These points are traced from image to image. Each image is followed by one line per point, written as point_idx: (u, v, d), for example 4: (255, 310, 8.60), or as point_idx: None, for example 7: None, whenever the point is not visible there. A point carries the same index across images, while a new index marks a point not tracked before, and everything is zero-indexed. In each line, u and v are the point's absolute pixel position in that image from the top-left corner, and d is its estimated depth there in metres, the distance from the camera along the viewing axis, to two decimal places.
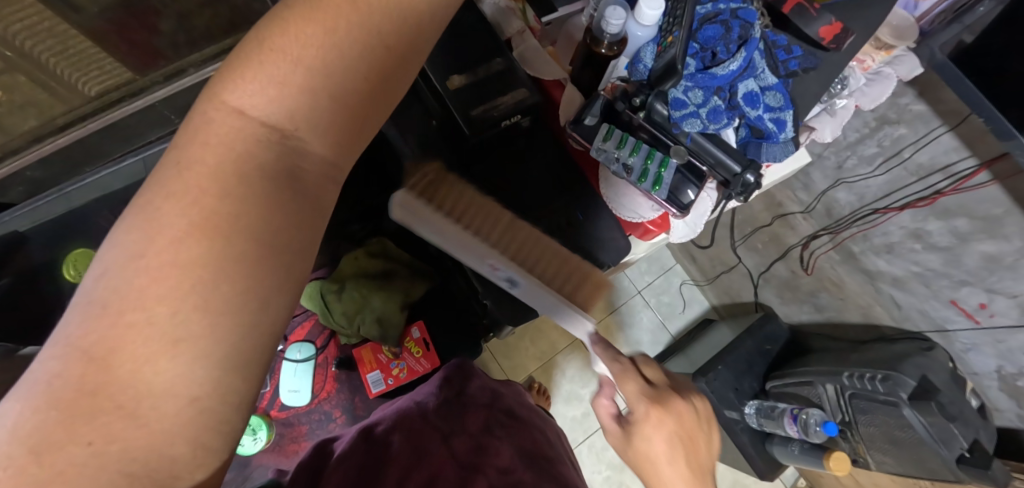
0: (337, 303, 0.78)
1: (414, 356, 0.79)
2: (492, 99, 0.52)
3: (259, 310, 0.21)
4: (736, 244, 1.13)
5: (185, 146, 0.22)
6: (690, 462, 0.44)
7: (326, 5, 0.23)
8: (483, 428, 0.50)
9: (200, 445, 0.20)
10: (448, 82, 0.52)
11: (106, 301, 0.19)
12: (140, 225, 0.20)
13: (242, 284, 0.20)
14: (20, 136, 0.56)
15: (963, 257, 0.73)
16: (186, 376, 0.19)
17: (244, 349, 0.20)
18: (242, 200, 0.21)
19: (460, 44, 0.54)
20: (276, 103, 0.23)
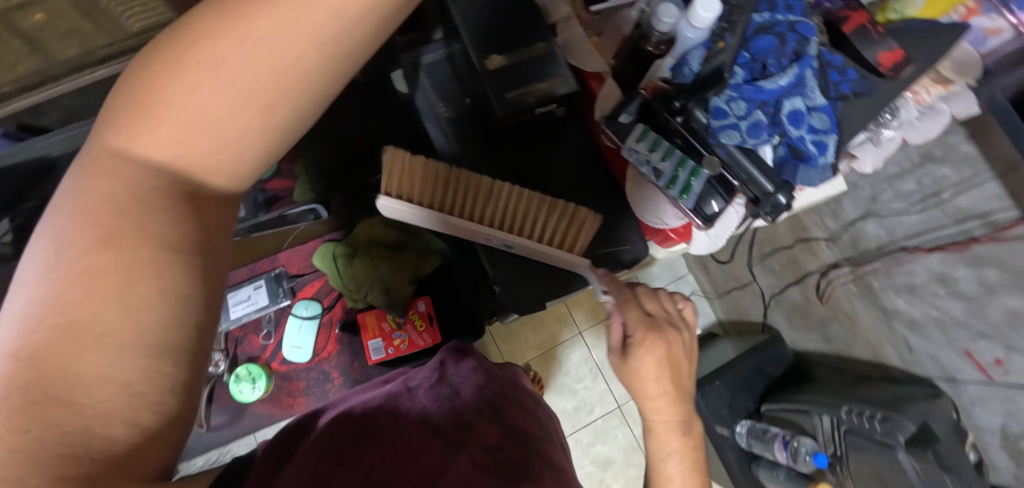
0: (349, 268, 0.78)
1: (416, 329, 0.80)
2: (528, 85, 0.51)
3: (178, 305, 0.23)
4: (754, 262, 1.13)
5: (82, 181, 0.23)
6: (675, 385, 0.47)
7: (199, 52, 0.23)
8: (474, 410, 0.50)
9: (136, 425, 0.21)
10: (488, 61, 0.51)
11: (25, 312, 0.20)
12: (48, 246, 0.21)
13: (155, 285, 0.22)
14: (68, 63, 0.60)
15: (988, 309, 0.70)
16: (115, 366, 0.20)
17: (170, 341, 0.22)
18: (143, 219, 0.23)
19: (504, 22, 0.52)
20: (165, 145, 0.24)
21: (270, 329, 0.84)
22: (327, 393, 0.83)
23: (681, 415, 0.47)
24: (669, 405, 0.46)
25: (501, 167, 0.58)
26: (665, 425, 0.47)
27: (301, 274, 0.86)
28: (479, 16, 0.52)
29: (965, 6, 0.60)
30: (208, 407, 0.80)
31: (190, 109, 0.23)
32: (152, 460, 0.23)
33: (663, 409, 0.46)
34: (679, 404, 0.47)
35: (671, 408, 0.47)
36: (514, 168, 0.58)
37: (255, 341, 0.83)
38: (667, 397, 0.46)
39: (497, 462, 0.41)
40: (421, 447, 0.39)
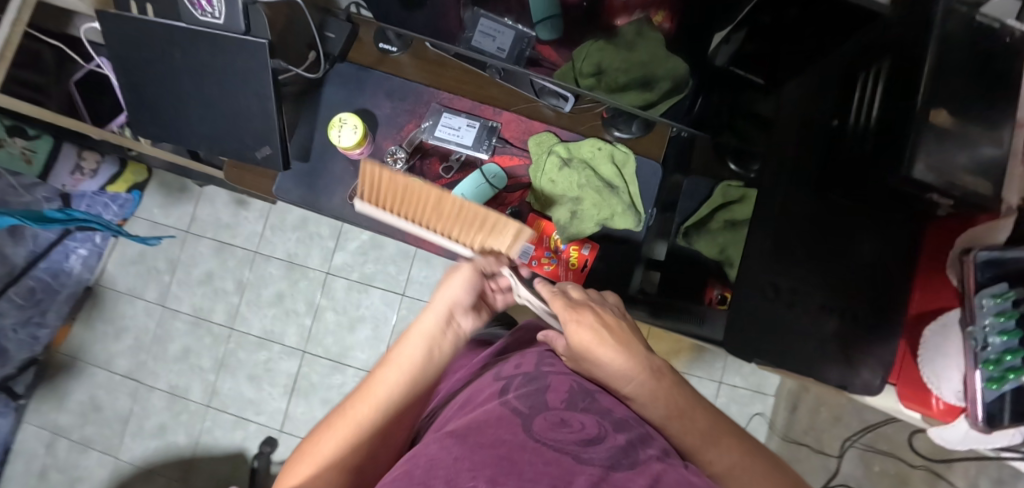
0: (556, 172, 0.78)
1: (567, 264, 0.79)
2: (958, 174, 0.42)
3: (367, 433, 0.44)
4: (849, 444, 1.05)
5: (309, 454, 0.43)
6: (648, 375, 0.50)
7: (348, 422, 0.44)
8: (568, 403, 0.44)
9: (374, 456, 0.44)
10: (935, 112, 0.40)
11: (326, 464, 0.41)
12: (316, 455, 0.42)
13: (355, 436, 0.43)
14: None
15: None
16: (349, 451, 0.42)
17: (365, 441, 0.43)
18: (346, 443, 0.43)
19: (981, 78, 0.41)
20: (346, 434, 0.43)
21: (453, 167, 0.85)
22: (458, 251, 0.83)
23: (677, 395, 0.49)
24: (661, 408, 0.48)
25: (834, 201, 0.52)
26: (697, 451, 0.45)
27: (511, 143, 0.84)
28: (939, 46, 0.40)
29: None
30: None
31: (350, 424, 0.44)
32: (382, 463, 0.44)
33: (665, 410, 0.48)
34: (675, 394, 0.49)
35: (672, 401, 0.48)
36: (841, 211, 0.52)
37: (437, 166, 0.85)
38: (643, 376, 0.50)
39: (602, 453, 0.37)
40: (523, 450, 0.36)
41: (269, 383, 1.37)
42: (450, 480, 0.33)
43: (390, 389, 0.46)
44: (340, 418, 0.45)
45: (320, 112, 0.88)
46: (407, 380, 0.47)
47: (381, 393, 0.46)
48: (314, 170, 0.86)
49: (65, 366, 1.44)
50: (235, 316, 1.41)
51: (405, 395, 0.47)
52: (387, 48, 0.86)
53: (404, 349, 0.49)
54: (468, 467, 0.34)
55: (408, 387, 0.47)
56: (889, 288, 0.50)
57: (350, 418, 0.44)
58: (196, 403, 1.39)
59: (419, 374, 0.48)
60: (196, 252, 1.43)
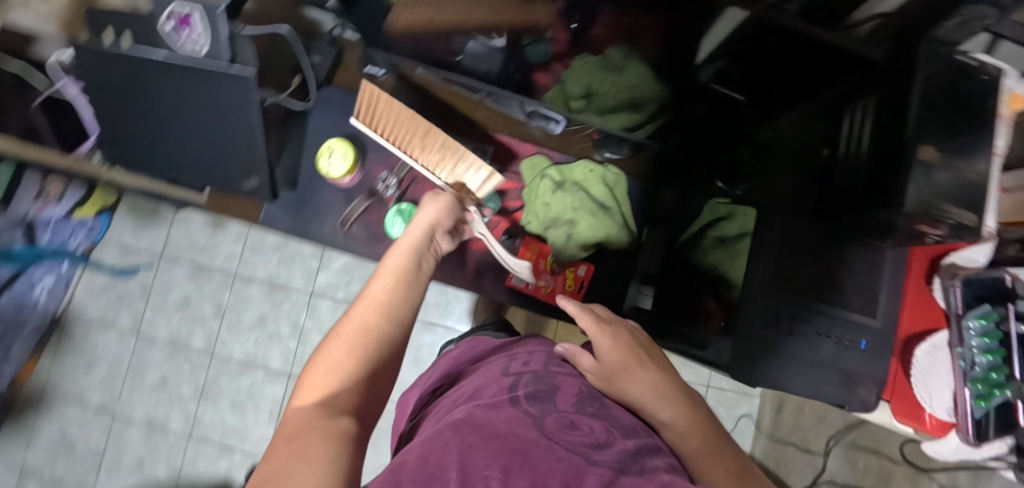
0: (550, 195, 0.78)
1: (563, 286, 0.78)
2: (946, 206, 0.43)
3: (374, 341, 0.45)
4: (833, 444, 1.07)
5: (315, 365, 0.42)
6: (685, 412, 0.49)
7: (348, 332, 0.45)
8: (576, 406, 0.45)
9: (380, 360, 0.44)
10: (922, 150, 0.42)
11: (336, 372, 0.41)
12: (323, 363, 0.42)
13: (360, 342, 0.44)
14: None
15: None
16: (355, 357, 0.43)
17: (372, 349, 0.44)
18: (353, 349, 0.43)
19: (960, 112, 0.43)
20: (351, 344, 0.43)
21: None
22: (453, 278, 0.81)
23: (708, 435, 0.47)
24: (689, 439, 0.46)
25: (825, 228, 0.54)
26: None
27: (503, 168, 0.86)
28: (925, 86, 0.42)
29: None
30: (359, 215, 0.83)
31: (354, 333, 0.45)
32: (388, 369, 0.45)
33: (693, 442, 0.46)
34: (706, 430, 0.48)
35: (704, 441, 0.46)
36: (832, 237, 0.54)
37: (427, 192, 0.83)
38: (679, 412, 0.49)
39: (612, 456, 0.36)
40: (536, 445, 0.35)
41: (253, 410, 1.33)
42: (464, 466, 0.31)
43: (387, 296, 0.49)
44: (342, 329, 0.45)
45: (305, 139, 0.85)
46: (399, 290, 0.50)
47: (379, 302, 0.48)
48: (301, 198, 0.84)
49: (31, 402, 1.36)
50: (214, 341, 1.36)
51: (400, 302, 0.49)
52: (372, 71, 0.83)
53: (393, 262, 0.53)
54: (478, 455, 0.33)
55: (401, 295, 0.50)
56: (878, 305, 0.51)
57: (352, 327, 0.45)
58: (176, 434, 1.34)
59: (411, 290, 0.52)
60: (172, 277, 1.37)
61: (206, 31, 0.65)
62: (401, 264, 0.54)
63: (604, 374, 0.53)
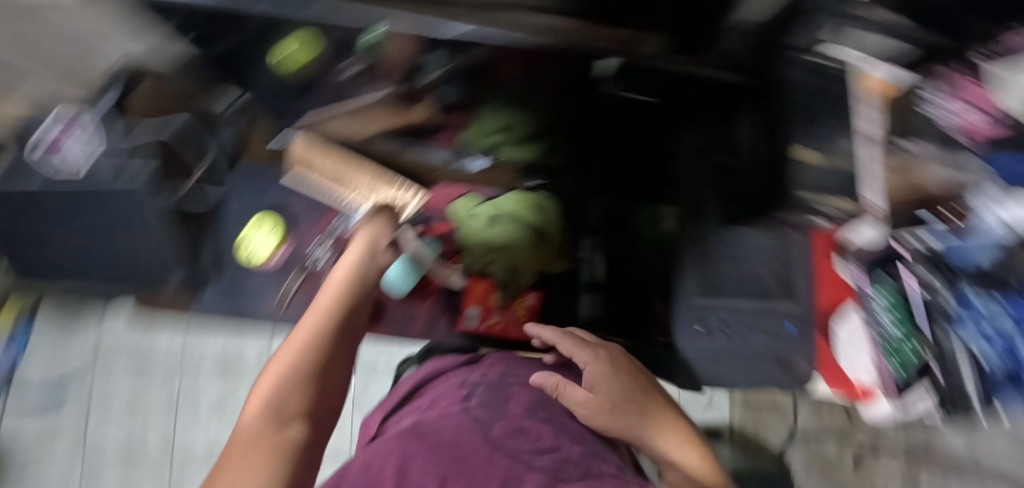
0: (485, 232, 0.79)
1: (513, 318, 0.81)
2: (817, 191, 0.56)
3: (324, 340, 0.51)
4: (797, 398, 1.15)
5: (266, 367, 0.46)
6: (684, 442, 0.54)
7: (297, 336, 0.50)
8: (527, 411, 0.51)
9: (330, 361, 0.50)
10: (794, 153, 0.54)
11: (287, 368, 0.46)
12: (275, 363, 0.47)
13: (311, 342, 0.49)
14: None
15: None
16: (305, 353, 0.48)
17: (323, 346, 0.50)
18: (303, 349, 0.48)
19: (813, 113, 0.56)
20: (301, 345, 0.49)
21: None
22: (406, 330, 0.82)
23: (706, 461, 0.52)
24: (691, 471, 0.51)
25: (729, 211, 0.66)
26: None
27: (431, 211, 0.83)
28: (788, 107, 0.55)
29: None
30: (295, 290, 0.82)
31: (303, 335, 0.50)
32: (337, 371, 0.51)
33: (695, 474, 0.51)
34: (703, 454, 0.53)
35: (706, 468, 0.51)
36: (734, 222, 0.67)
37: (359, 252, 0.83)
38: (678, 442, 0.54)
39: (548, 464, 0.43)
40: (477, 453, 0.42)
41: None
42: (402, 476, 0.39)
43: (334, 308, 0.55)
44: (293, 334, 0.51)
45: (224, 223, 0.83)
46: (347, 301, 0.57)
47: (327, 313, 0.54)
48: (231, 283, 0.82)
49: None
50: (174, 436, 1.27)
51: (347, 311, 0.56)
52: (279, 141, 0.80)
53: (338, 278, 0.61)
54: (429, 466, 0.40)
55: (348, 307, 0.57)
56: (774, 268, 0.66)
57: (302, 334, 0.51)
58: None
59: (352, 307, 0.58)
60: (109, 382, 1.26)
61: (95, 135, 0.68)
62: (344, 285, 0.61)
63: (609, 406, 0.55)
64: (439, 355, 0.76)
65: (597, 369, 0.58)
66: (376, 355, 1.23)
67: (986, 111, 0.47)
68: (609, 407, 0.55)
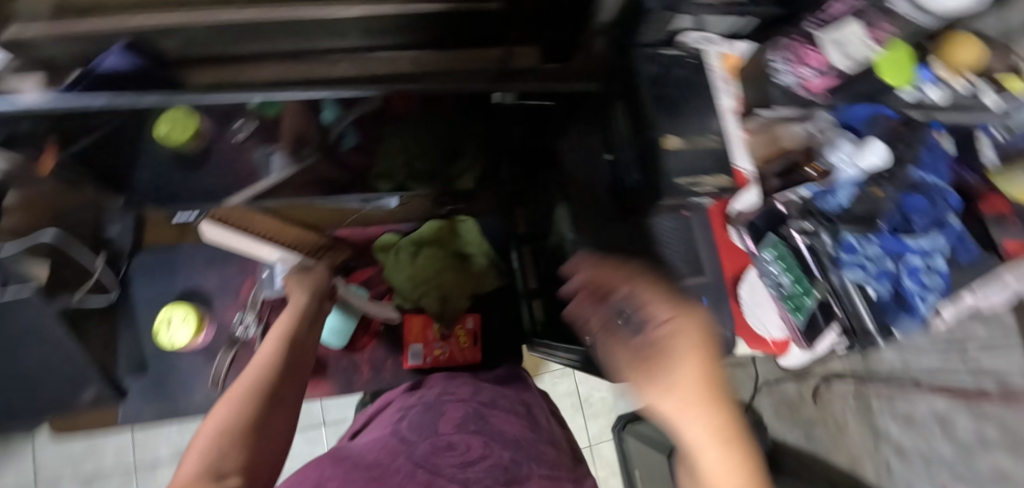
0: (410, 267, 0.79)
1: (458, 345, 0.80)
2: (698, 177, 0.49)
3: (271, 385, 0.49)
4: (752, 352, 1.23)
5: (204, 425, 0.43)
6: (715, 417, 0.35)
7: (236, 389, 0.47)
8: (457, 427, 0.56)
9: (281, 406, 0.48)
10: (664, 140, 0.49)
11: (227, 424, 0.42)
12: (215, 419, 0.43)
13: (256, 392, 0.47)
14: None
15: (979, 462, 0.83)
16: (250, 401, 0.45)
17: (269, 392, 0.48)
18: (246, 399, 0.46)
19: (682, 95, 0.50)
20: (245, 394, 0.46)
21: None
22: (352, 385, 0.80)
23: (733, 452, 0.34)
24: (703, 454, 0.35)
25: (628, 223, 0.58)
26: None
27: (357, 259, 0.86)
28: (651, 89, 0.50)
29: None
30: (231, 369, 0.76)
31: (244, 387, 0.47)
32: (289, 417, 0.48)
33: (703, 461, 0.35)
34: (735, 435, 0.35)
35: (727, 461, 0.34)
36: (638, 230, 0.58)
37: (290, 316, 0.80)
38: (710, 425, 0.35)
39: (478, 474, 0.49)
40: (395, 471, 0.48)
41: None
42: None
43: (279, 355, 0.53)
44: (233, 387, 0.48)
45: (139, 316, 0.78)
46: (293, 347, 0.55)
47: (272, 361, 0.52)
48: (158, 379, 0.76)
49: None
50: None
51: (294, 358, 0.54)
52: (186, 217, 0.77)
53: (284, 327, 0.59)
54: (348, 485, 0.45)
55: (296, 352, 0.55)
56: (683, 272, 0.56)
57: (243, 385, 0.48)
58: None
59: (294, 354, 0.55)
60: None
61: None
62: (285, 333, 0.58)
63: (658, 363, 0.38)
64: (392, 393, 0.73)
65: (676, 330, 0.39)
66: (344, 410, 1.20)
67: (818, 73, 0.67)
68: (656, 364, 0.38)
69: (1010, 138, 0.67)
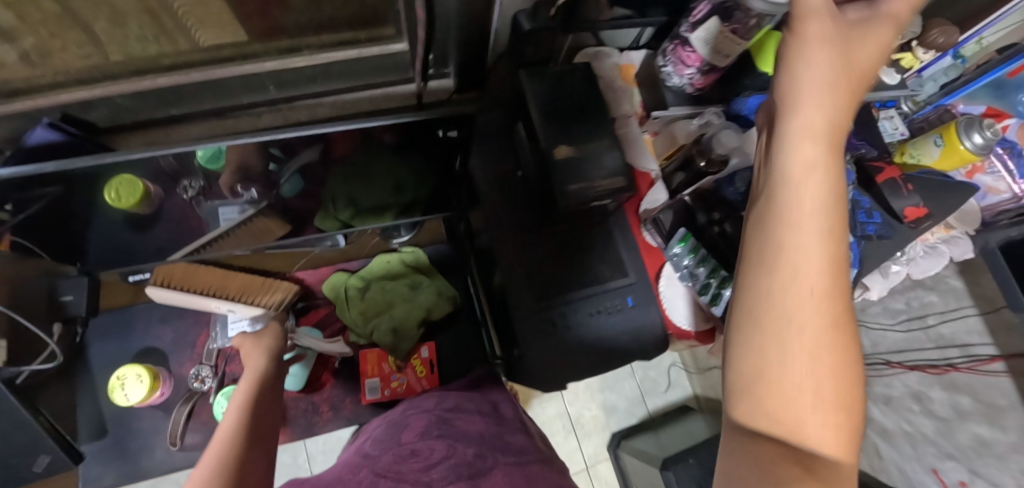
0: (359, 301, 0.81)
1: (415, 375, 0.82)
2: (591, 178, 0.51)
3: (248, 434, 0.48)
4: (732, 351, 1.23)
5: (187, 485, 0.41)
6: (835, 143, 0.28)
7: (212, 444, 0.46)
8: (421, 434, 0.56)
9: (262, 455, 0.47)
10: (555, 150, 0.51)
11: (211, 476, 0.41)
12: (195, 477, 0.41)
13: (233, 444, 0.46)
14: (122, 65, 0.57)
15: (957, 432, 0.79)
16: (228, 452, 0.44)
17: (246, 440, 0.47)
18: (226, 450, 0.45)
19: (574, 106, 0.54)
20: (221, 448, 0.45)
21: None
22: (312, 427, 0.81)
23: (830, 156, 0.27)
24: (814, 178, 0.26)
25: (541, 235, 0.59)
26: (767, 273, 0.25)
27: (309, 299, 0.87)
28: (541, 104, 0.53)
29: (971, 164, 0.68)
30: (186, 425, 0.76)
31: (220, 440, 0.46)
32: (268, 465, 0.47)
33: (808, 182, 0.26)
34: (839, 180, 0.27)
35: (823, 173, 0.26)
36: (553, 241, 0.59)
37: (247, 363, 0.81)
38: (828, 157, 0.27)
39: (441, 473, 0.48)
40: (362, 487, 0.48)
41: None
42: None
43: (250, 402, 0.53)
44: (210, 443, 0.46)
45: (95, 380, 0.78)
46: (259, 392, 0.55)
47: (244, 408, 0.51)
48: (118, 442, 0.76)
49: None
50: None
51: (265, 400, 0.54)
52: (139, 277, 0.81)
53: (249, 373, 0.58)
54: None
55: (265, 398, 0.55)
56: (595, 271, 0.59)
57: (219, 438, 0.46)
58: None
59: (264, 397, 0.55)
60: None
61: None
62: (253, 379, 0.57)
63: (850, 33, 0.30)
64: (366, 426, 0.73)
65: (877, 23, 0.31)
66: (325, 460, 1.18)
67: (702, 69, 0.56)
68: (850, 29, 0.31)
69: (916, 110, 0.71)
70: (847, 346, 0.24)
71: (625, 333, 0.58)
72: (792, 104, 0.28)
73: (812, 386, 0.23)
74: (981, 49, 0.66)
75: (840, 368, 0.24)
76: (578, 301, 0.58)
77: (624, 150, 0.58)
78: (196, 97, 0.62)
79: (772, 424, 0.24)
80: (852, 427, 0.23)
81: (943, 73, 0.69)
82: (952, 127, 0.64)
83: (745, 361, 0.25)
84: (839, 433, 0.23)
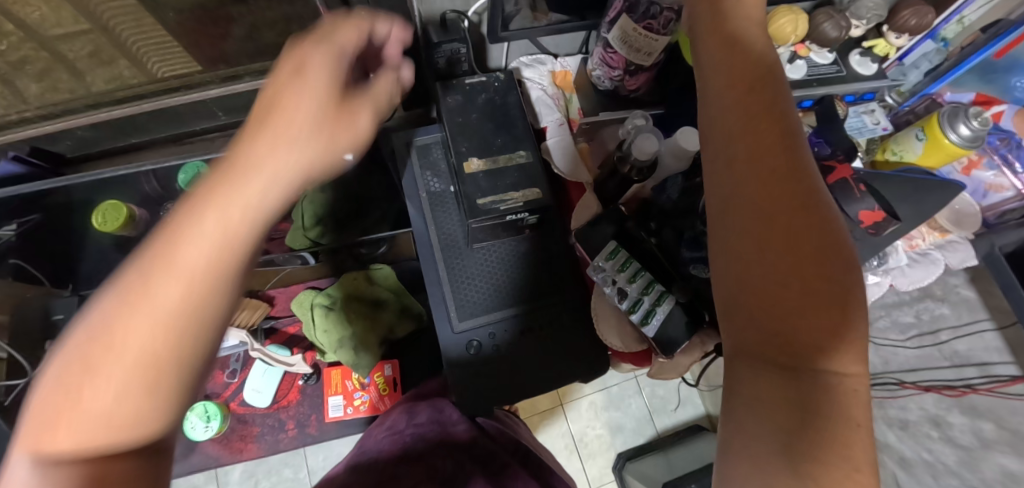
0: (323, 319, 0.80)
1: (378, 392, 0.84)
2: (503, 192, 0.50)
3: (195, 319, 0.21)
4: None
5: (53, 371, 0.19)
6: (761, 60, 0.27)
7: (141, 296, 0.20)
8: (397, 458, 0.48)
9: (179, 343, 0.21)
10: (465, 164, 0.50)
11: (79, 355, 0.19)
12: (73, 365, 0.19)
13: (167, 338, 0.20)
14: (81, 99, 0.62)
15: (982, 465, 0.61)
16: (132, 340, 0.20)
17: (190, 323, 0.21)
18: (152, 332, 0.20)
19: (493, 116, 0.53)
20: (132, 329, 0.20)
21: (236, 368, 0.85)
22: (278, 444, 0.83)
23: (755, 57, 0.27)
24: (732, 105, 0.27)
25: (474, 248, 0.58)
26: (719, 211, 0.26)
27: (279, 316, 0.89)
28: (453, 119, 0.52)
29: (965, 158, 0.61)
30: None
31: (142, 308, 0.20)
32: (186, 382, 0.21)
33: (729, 111, 0.27)
34: (769, 92, 0.27)
35: (748, 79, 0.27)
36: (487, 256, 0.58)
37: (219, 381, 0.84)
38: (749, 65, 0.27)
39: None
40: None
41: None
42: None
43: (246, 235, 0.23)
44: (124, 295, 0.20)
45: None
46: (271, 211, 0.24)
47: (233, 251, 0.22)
48: None
49: None
50: None
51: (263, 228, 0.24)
52: None
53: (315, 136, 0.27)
54: None
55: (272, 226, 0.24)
56: (532, 286, 0.57)
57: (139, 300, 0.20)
58: None
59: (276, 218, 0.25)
60: None
61: None
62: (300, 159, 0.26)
63: None
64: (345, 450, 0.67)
65: None
66: None
67: (628, 70, 0.53)
68: None
69: (902, 101, 0.66)
70: (815, 245, 0.23)
71: (561, 352, 0.55)
72: (704, 43, 0.29)
73: (786, 300, 0.23)
74: (964, 29, 0.59)
75: (811, 267, 0.23)
76: (516, 320, 0.56)
77: (547, 157, 0.57)
78: (150, 128, 0.68)
79: (758, 345, 0.24)
80: (837, 325, 0.23)
81: (928, 59, 0.62)
82: (934, 119, 0.57)
83: (725, 286, 0.26)
84: (823, 339, 0.23)
